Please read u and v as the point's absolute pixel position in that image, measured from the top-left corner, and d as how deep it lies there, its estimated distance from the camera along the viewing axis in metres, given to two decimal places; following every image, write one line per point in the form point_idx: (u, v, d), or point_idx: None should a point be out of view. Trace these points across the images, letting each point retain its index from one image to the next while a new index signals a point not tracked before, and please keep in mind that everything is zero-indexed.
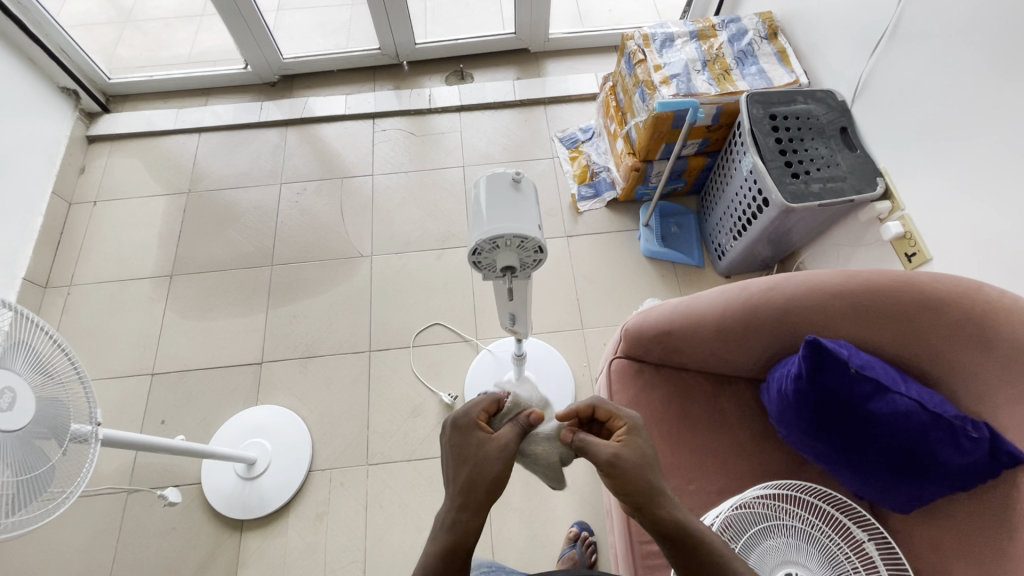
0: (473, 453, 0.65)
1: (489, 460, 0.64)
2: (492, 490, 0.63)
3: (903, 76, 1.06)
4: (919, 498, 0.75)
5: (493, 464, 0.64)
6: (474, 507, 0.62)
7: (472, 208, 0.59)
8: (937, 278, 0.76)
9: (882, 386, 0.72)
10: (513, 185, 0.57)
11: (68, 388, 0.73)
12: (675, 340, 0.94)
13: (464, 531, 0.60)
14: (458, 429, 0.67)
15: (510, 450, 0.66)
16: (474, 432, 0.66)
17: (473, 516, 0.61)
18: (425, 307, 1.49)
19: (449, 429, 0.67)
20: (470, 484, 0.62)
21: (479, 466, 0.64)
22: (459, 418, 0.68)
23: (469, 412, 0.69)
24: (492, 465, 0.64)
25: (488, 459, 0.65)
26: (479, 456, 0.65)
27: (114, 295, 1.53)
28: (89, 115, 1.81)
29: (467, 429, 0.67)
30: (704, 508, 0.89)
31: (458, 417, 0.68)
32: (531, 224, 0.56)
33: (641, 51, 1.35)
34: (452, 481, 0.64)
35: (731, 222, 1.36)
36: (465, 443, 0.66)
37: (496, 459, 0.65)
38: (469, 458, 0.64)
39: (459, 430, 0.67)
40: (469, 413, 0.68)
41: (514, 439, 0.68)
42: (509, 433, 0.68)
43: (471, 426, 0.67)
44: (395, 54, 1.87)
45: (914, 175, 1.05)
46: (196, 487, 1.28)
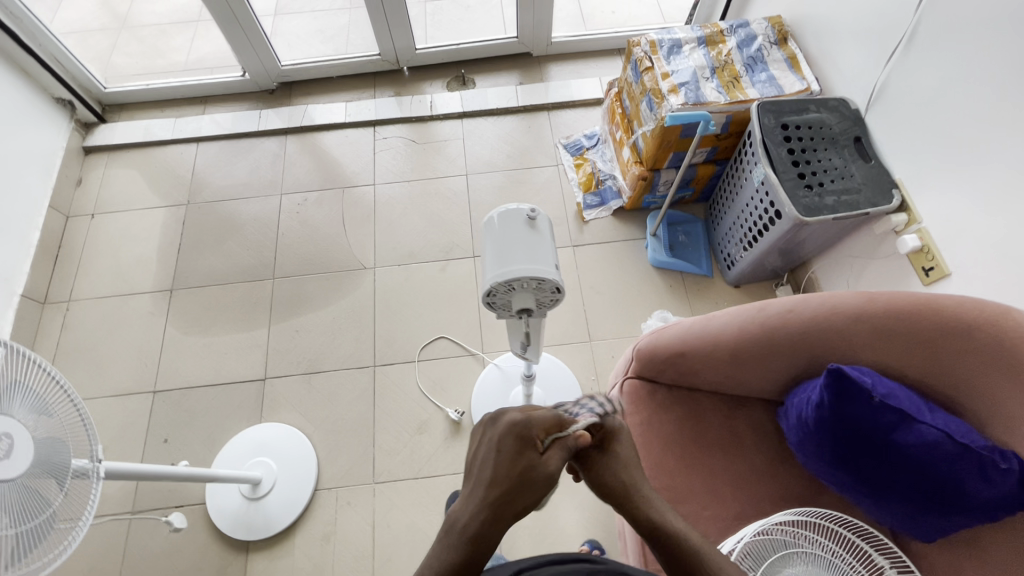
0: (517, 468, 0.56)
1: (524, 486, 0.56)
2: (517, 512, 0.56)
3: (920, 86, 1.03)
4: (944, 528, 0.73)
5: (530, 491, 0.56)
6: (499, 519, 0.54)
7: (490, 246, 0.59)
8: (963, 301, 0.74)
9: (906, 416, 0.70)
10: (530, 224, 0.57)
11: (67, 424, 0.71)
12: (689, 361, 0.91)
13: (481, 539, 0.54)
14: (510, 437, 0.57)
15: (551, 482, 0.58)
16: (528, 452, 0.56)
17: (494, 528, 0.54)
18: (430, 321, 1.47)
19: (504, 435, 0.58)
20: (507, 499, 0.55)
21: (515, 485, 0.55)
22: (520, 425, 0.58)
23: (529, 426, 0.58)
24: (526, 494, 0.56)
25: (527, 485, 0.56)
26: (521, 477, 0.56)
27: (114, 310, 1.51)
28: (85, 125, 1.78)
29: (519, 440, 0.57)
30: (721, 536, 0.87)
31: (517, 425, 0.58)
32: (548, 266, 0.55)
33: (648, 58, 1.31)
34: (483, 484, 0.55)
35: (741, 232, 1.33)
36: (507, 451, 0.57)
37: (532, 488, 0.56)
38: (506, 472, 0.56)
39: (516, 442, 0.57)
40: (530, 427, 0.58)
41: (558, 469, 0.58)
42: (557, 457, 0.58)
43: (525, 443, 0.58)
44: (396, 59, 1.83)
45: (931, 187, 1.03)
46: (201, 508, 1.26)
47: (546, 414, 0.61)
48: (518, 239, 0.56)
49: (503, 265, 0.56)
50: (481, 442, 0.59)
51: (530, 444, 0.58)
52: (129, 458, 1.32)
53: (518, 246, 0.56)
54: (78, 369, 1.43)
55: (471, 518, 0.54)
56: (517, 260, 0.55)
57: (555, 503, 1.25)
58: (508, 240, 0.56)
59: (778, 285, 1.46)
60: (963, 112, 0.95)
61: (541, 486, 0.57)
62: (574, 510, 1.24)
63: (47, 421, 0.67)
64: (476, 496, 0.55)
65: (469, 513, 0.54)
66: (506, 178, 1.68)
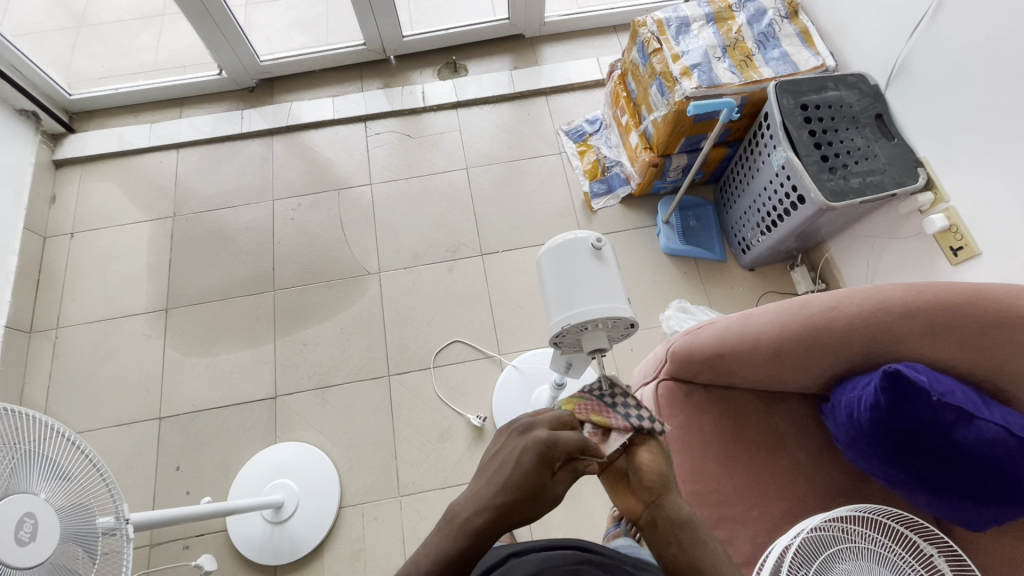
0: (526, 482, 0.54)
1: (529, 505, 0.54)
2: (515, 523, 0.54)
3: (948, 60, 1.00)
4: (1001, 518, 0.73)
5: (536, 512, 0.54)
6: (495, 524, 0.53)
7: (567, 284, 0.69)
8: (1016, 292, 0.72)
9: (966, 414, 0.70)
10: (601, 266, 0.70)
11: (88, 490, 0.65)
12: (728, 362, 0.89)
13: (474, 540, 0.53)
14: (529, 452, 0.55)
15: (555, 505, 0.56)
16: (542, 470, 0.54)
17: (489, 532, 0.53)
18: (442, 325, 1.43)
19: (525, 450, 0.55)
20: (511, 509, 0.53)
21: (521, 502, 0.54)
22: (544, 443, 0.55)
23: (552, 445, 0.55)
24: (529, 512, 0.54)
25: (535, 505, 0.54)
26: (530, 493, 0.54)
27: (107, 335, 1.43)
28: (52, 137, 1.66)
29: (536, 457, 0.54)
30: (770, 536, 0.85)
31: (540, 443, 0.55)
32: (623, 304, 0.68)
33: (656, 39, 1.25)
34: (492, 490, 0.54)
35: (758, 216, 1.31)
36: (522, 466, 0.54)
37: (537, 509, 0.54)
38: (515, 486, 0.54)
39: (538, 459, 0.54)
40: (553, 448, 0.55)
41: (565, 491, 0.56)
42: (567, 480, 0.56)
43: (544, 462, 0.54)
44: (382, 49, 1.73)
45: (959, 166, 1.01)
46: (223, 535, 1.22)
47: (574, 437, 0.56)
48: (596, 271, 0.69)
49: (588, 299, 0.67)
50: (504, 443, 0.58)
51: (549, 464, 0.55)
52: (141, 489, 1.27)
53: (599, 280, 0.69)
54: (76, 400, 1.36)
55: (467, 517, 0.53)
56: (604, 294, 0.68)
57: (587, 503, 1.24)
58: (585, 273, 0.69)
59: (793, 266, 1.45)
60: (994, 85, 0.92)
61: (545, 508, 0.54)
62: (606, 509, 1.23)
63: (65, 490, 0.62)
64: (484, 496, 0.54)
65: (469, 511, 0.54)
66: (508, 170, 1.62)
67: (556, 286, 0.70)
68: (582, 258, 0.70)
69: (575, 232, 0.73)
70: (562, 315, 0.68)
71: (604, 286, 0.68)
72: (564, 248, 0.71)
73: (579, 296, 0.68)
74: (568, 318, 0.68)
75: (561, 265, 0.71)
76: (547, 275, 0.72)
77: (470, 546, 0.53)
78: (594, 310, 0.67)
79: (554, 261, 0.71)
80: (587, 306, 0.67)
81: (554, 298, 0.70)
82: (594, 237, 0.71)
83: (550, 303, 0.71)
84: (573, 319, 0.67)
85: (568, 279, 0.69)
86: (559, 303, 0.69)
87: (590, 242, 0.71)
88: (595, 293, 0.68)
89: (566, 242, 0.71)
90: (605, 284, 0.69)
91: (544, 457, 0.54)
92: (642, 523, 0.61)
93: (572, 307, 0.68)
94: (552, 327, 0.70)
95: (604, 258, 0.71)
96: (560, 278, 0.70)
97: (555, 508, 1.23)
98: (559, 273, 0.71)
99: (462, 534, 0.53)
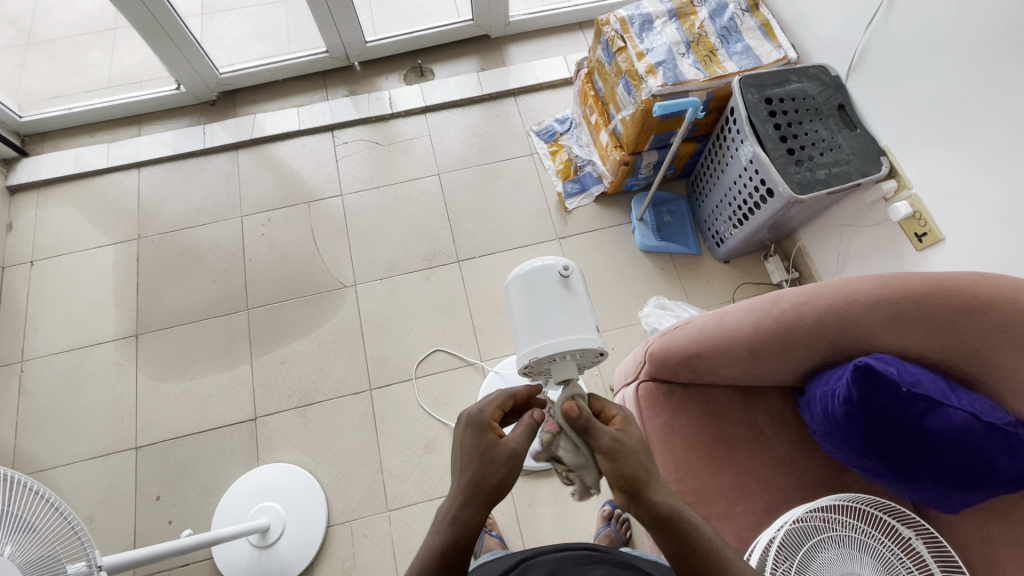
0: (477, 453, 0.61)
1: (493, 468, 0.60)
2: (495, 496, 0.60)
3: (905, 49, 1.01)
4: (973, 501, 0.76)
5: (500, 471, 0.60)
6: (472, 503, 0.59)
7: (535, 316, 0.71)
8: (977, 280, 0.74)
9: (934, 403, 0.72)
10: (570, 296, 0.72)
11: (57, 538, 0.63)
12: (705, 361, 0.89)
13: (464, 527, 0.58)
14: (467, 426, 0.64)
15: (516, 459, 0.62)
16: (484, 436, 0.62)
17: (474, 515, 0.58)
18: (422, 334, 1.41)
19: (461, 428, 0.64)
20: (477, 483, 0.59)
21: (485, 470, 0.60)
22: (472, 416, 0.64)
23: (479, 413, 0.65)
24: (495, 472, 0.60)
25: (494, 466, 0.60)
26: (484, 457, 0.61)
27: (75, 365, 1.39)
28: (5, 162, 1.60)
29: (474, 426, 0.63)
30: (753, 530, 0.86)
31: (471, 415, 0.65)
32: (593, 334, 0.70)
33: (620, 37, 1.25)
34: (457, 478, 0.61)
35: (730, 210, 1.32)
36: (469, 441, 0.63)
37: (499, 466, 0.60)
38: (473, 458, 0.61)
39: (475, 429, 0.63)
40: (483, 413, 0.65)
41: (520, 446, 0.63)
42: (518, 436, 0.64)
43: (482, 427, 0.63)
44: (345, 55, 1.70)
45: (920, 154, 1.02)
46: (209, 563, 1.20)
47: (495, 400, 0.67)
48: (565, 303, 0.71)
49: (557, 331, 0.70)
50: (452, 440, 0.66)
51: (488, 429, 0.63)
52: (121, 522, 1.24)
53: (566, 310, 0.71)
54: (47, 434, 1.32)
55: (450, 510, 0.59)
56: (572, 324, 0.70)
57: (575, 505, 1.24)
58: (554, 304, 0.71)
59: (767, 256, 1.47)
60: (950, 75, 0.94)
61: (505, 463, 0.61)
62: (595, 509, 1.23)
63: (31, 543, 0.59)
64: (455, 487, 0.60)
65: (449, 507, 0.59)
66: (480, 174, 1.60)
67: (525, 317, 0.72)
68: (549, 288, 0.72)
69: (543, 259, 0.75)
70: (532, 346, 0.70)
71: (573, 316, 0.70)
72: (531, 277, 0.73)
73: (547, 328, 0.70)
74: (535, 351, 0.70)
75: (530, 295, 0.72)
76: (517, 305, 0.73)
77: (460, 535, 0.58)
78: (562, 341, 0.69)
79: (522, 291, 0.73)
80: (556, 339, 0.69)
81: (523, 328, 0.72)
82: (561, 265, 0.73)
83: (519, 332, 0.73)
84: (542, 350, 0.69)
85: (536, 310, 0.71)
86: (528, 334, 0.71)
87: (557, 270, 0.73)
88: (564, 326, 0.70)
89: (534, 271, 0.73)
90: (574, 313, 0.71)
91: (481, 426, 0.63)
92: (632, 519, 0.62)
93: (540, 339, 0.70)
94: (521, 357, 0.72)
95: (571, 286, 0.73)
96: (529, 309, 0.72)
97: (544, 511, 1.23)
98: (527, 303, 0.72)
99: (452, 532, 0.57)
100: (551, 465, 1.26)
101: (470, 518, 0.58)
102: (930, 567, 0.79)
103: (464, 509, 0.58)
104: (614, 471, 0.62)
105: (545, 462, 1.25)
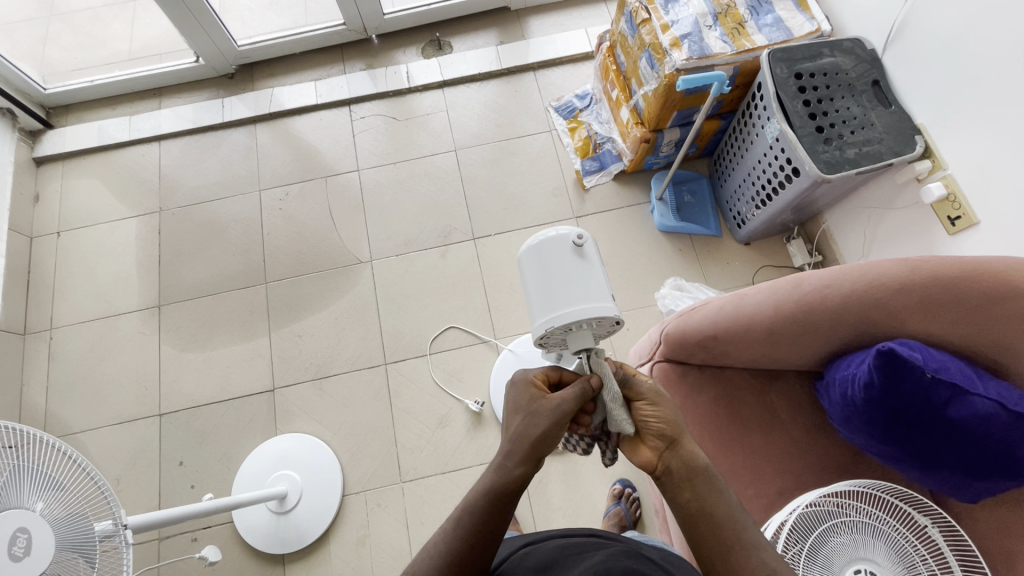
0: (523, 407, 0.63)
1: (539, 419, 0.61)
2: (547, 450, 0.61)
3: (947, 21, 0.96)
4: (995, 491, 0.74)
5: (544, 423, 0.61)
6: (516, 453, 0.61)
7: (548, 283, 0.71)
8: (1014, 265, 0.70)
9: (959, 391, 0.69)
10: (583, 262, 0.71)
11: (83, 497, 0.65)
12: (722, 344, 0.88)
13: (513, 480, 0.60)
14: (512, 386, 0.66)
15: (563, 413, 0.62)
16: (531, 393, 0.64)
17: (519, 466, 0.60)
18: (437, 312, 1.42)
19: (506, 387, 0.67)
20: (522, 435, 0.61)
21: (530, 421, 0.62)
22: (518, 376, 0.66)
23: (525, 373, 0.67)
24: (540, 425, 0.61)
25: (538, 417, 0.62)
26: (528, 411, 0.63)
27: (101, 334, 1.43)
28: (30, 134, 1.62)
29: (520, 383, 0.65)
30: (765, 513, 0.86)
31: (516, 377, 0.67)
32: (608, 302, 0.69)
33: (644, 8, 1.20)
34: (505, 432, 0.63)
35: (753, 190, 1.28)
36: (516, 399, 0.65)
37: (546, 419, 0.61)
38: (519, 412, 0.63)
39: (521, 386, 0.65)
40: (527, 373, 0.66)
41: (567, 401, 0.62)
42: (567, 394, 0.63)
43: (527, 385, 0.65)
44: (363, 28, 1.67)
45: (957, 131, 0.98)
46: (229, 526, 1.24)
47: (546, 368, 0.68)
48: (579, 270, 0.71)
49: (572, 300, 0.69)
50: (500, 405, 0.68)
51: (534, 387, 0.65)
52: (147, 485, 1.29)
53: (580, 278, 0.70)
54: (75, 400, 1.37)
55: (498, 461, 0.61)
56: (585, 293, 0.69)
57: (586, 483, 1.25)
58: (568, 272, 0.70)
59: (789, 238, 1.44)
60: (991, 49, 0.90)
61: (551, 415, 0.61)
62: (606, 487, 1.24)
63: (61, 501, 0.62)
64: (504, 440, 0.62)
65: (498, 458, 0.61)
66: (497, 150, 1.58)
67: (538, 287, 0.71)
68: (563, 256, 0.71)
69: (557, 229, 0.74)
70: (546, 316, 0.70)
71: (586, 284, 0.70)
72: (545, 247, 0.72)
73: (561, 297, 0.69)
74: (551, 321, 0.69)
75: (543, 264, 0.72)
76: (530, 274, 0.73)
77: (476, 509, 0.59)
78: (575, 309, 0.68)
79: (534, 262, 0.73)
80: (572, 306, 0.69)
81: (537, 298, 0.72)
82: (575, 234, 0.72)
83: (533, 302, 0.72)
84: (555, 320, 0.69)
85: (548, 279, 0.71)
86: (541, 304, 0.71)
87: (570, 239, 0.72)
88: (580, 295, 0.69)
89: (548, 241, 0.72)
90: (587, 281, 0.70)
91: (528, 384, 0.65)
92: (661, 474, 0.63)
93: (553, 308, 0.70)
94: (535, 328, 0.72)
95: (586, 255, 0.72)
96: (543, 276, 0.71)
97: (554, 487, 1.24)
98: (541, 271, 0.72)
99: None
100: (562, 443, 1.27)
101: (520, 468, 0.60)
102: (945, 556, 0.78)
103: (509, 460, 0.61)
104: (659, 413, 0.64)
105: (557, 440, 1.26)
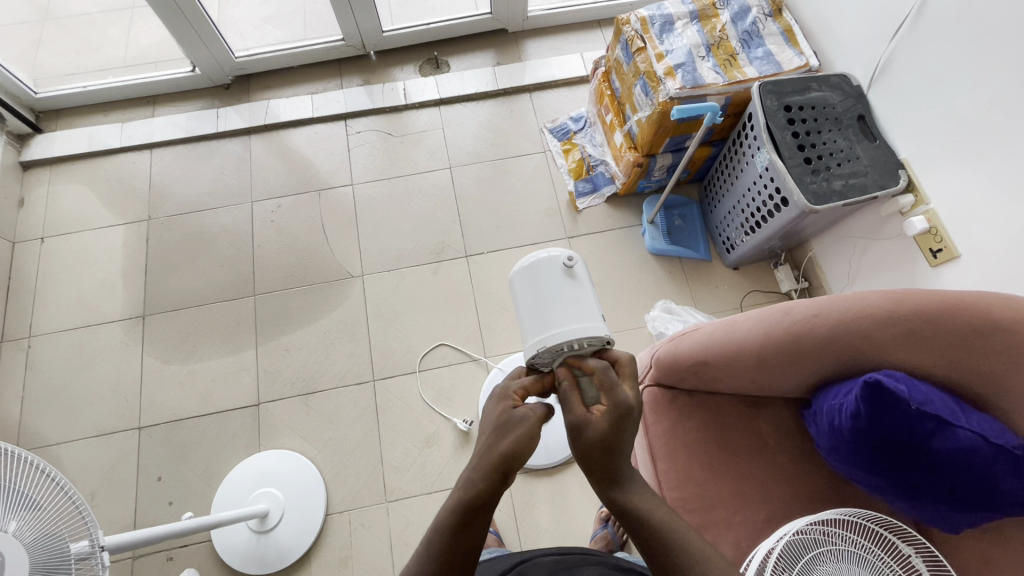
0: (494, 418, 0.63)
1: (511, 432, 0.61)
2: (514, 465, 0.61)
3: (931, 62, 1.00)
4: (976, 522, 0.75)
5: (513, 437, 0.61)
6: (482, 470, 0.60)
7: (540, 304, 0.71)
8: (996, 301, 0.73)
9: (943, 423, 0.71)
10: (575, 282, 0.72)
11: (61, 516, 0.63)
12: (712, 369, 0.89)
13: (477, 496, 0.58)
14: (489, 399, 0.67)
15: (530, 429, 0.61)
16: (505, 401, 0.65)
17: (484, 481, 0.59)
18: (428, 329, 1.41)
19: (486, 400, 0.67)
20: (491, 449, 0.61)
21: (500, 435, 0.62)
22: (499, 387, 0.68)
23: (506, 387, 0.68)
24: (512, 438, 0.61)
25: (508, 430, 0.62)
26: (501, 422, 0.63)
27: (81, 344, 1.40)
28: (19, 138, 1.60)
29: (497, 396, 0.66)
30: (752, 541, 0.86)
31: (496, 389, 0.68)
32: (600, 322, 0.70)
33: (640, 37, 1.23)
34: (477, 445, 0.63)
35: (742, 217, 1.31)
36: (490, 411, 0.65)
37: (518, 432, 0.61)
38: (492, 425, 0.63)
39: (498, 396, 0.66)
40: (507, 386, 0.68)
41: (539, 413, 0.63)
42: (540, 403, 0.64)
43: (504, 396, 0.66)
44: (361, 44, 1.69)
45: (939, 168, 1.01)
46: (207, 545, 1.21)
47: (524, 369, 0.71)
48: (571, 291, 0.71)
49: (567, 320, 0.69)
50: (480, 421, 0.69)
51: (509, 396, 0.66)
52: (123, 501, 1.25)
53: (573, 299, 0.70)
54: (52, 411, 1.33)
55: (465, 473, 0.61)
56: (579, 313, 0.69)
57: (573, 505, 1.24)
58: (560, 294, 0.71)
59: (777, 264, 1.46)
60: (972, 91, 0.93)
61: (518, 430, 0.61)
62: (592, 510, 1.23)
63: (38, 520, 0.60)
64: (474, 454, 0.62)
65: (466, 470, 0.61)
66: (492, 169, 1.60)
67: (531, 310, 0.71)
68: (555, 279, 0.72)
69: (547, 250, 0.75)
70: (540, 337, 0.69)
71: (579, 306, 0.70)
72: (536, 268, 0.72)
73: (556, 317, 0.69)
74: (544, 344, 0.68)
75: (535, 286, 0.72)
76: (521, 296, 0.73)
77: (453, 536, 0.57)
78: (571, 330, 0.68)
79: (527, 284, 0.73)
80: (565, 326, 0.69)
81: (530, 320, 0.71)
82: (566, 255, 0.73)
83: (525, 324, 0.72)
84: (548, 340, 0.68)
85: (542, 301, 0.71)
86: (534, 324, 0.70)
87: (562, 260, 0.73)
88: (573, 315, 0.69)
89: (539, 261, 0.73)
90: (580, 302, 0.71)
91: (504, 396, 0.66)
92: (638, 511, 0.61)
93: (549, 329, 0.69)
94: (528, 349, 0.70)
95: (576, 276, 0.73)
96: (536, 298, 0.71)
97: (542, 509, 1.23)
98: (534, 293, 0.72)
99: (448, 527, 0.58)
100: (551, 464, 1.26)
101: (484, 484, 0.59)
102: None
103: (476, 474, 0.60)
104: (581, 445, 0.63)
105: (545, 460, 1.26)
